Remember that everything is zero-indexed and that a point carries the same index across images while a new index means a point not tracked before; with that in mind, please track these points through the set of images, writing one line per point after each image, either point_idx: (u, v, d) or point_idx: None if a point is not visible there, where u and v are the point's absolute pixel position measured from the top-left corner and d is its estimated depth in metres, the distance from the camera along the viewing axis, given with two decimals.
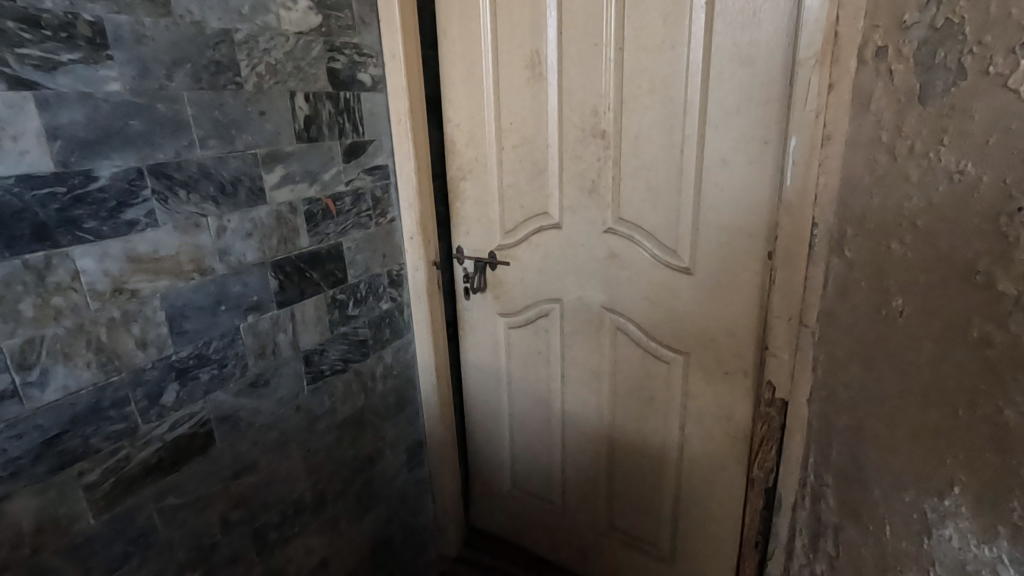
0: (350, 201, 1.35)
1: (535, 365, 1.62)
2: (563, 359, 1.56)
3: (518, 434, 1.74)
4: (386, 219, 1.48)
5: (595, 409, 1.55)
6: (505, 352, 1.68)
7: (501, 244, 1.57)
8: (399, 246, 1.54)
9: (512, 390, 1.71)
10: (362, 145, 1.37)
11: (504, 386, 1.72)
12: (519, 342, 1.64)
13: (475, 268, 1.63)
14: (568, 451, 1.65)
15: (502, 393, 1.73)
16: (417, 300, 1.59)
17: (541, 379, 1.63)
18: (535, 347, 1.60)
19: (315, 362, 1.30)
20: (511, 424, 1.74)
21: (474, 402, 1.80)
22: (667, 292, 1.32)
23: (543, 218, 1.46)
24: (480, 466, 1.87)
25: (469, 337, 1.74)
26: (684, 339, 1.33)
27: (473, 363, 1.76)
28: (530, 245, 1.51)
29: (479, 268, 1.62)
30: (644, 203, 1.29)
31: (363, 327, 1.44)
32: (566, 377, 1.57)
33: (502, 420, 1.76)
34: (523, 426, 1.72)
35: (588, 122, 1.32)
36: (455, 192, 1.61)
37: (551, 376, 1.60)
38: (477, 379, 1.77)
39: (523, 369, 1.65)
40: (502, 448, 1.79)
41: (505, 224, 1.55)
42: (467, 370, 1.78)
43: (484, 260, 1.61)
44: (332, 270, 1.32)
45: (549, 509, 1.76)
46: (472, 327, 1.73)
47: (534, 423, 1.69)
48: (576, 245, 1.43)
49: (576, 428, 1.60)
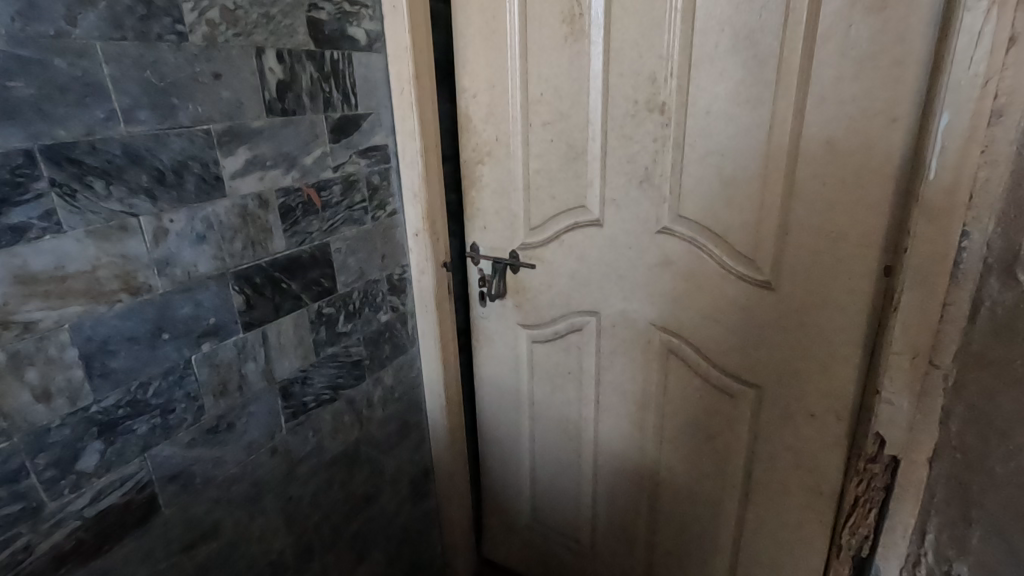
0: (340, 192, 1.08)
1: (561, 386, 1.37)
2: (598, 382, 1.30)
3: (541, 464, 1.48)
4: (386, 211, 1.21)
5: (635, 443, 1.29)
6: (528, 369, 1.42)
7: (524, 242, 1.30)
8: (402, 245, 1.27)
9: (533, 413, 1.45)
10: (355, 119, 1.09)
11: (525, 408, 1.46)
12: (544, 359, 1.37)
13: (492, 270, 1.36)
14: (598, 487, 1.40)
15: (523, 416, 1.47)
16: (423, 309, 1.33)
17: (570, 404, 1.37)
18: (563, 366, 1.34)
19: (296, 393, 1.04)
20: (532, 452, 1.49)
21: (489, 424, 1.54)
22: (740, 311, 1.04)
23: (580, 213, 1.19)
24: (494, 497, 1.62)
25: (484, 349, 1.48)
26: (759, 370, 1.06)
27: (488, 380, 1.50)
28: (561, 245, 1.24)
29: (498, 270, 1.35)
30: (713, 198, 1.01)
31: (356, 346, 1.18)
32: (600, 403, 1.31)
33: (522, 447, 1.50)
34: (547, 456, 1.46)
35: (643, 92, 1.03)
36: (470, 178, 1.33)
37: (583, 400, 1.34)
38: (493, 398, 1.51)
39: (549, 390, 1.39)
40: (520, 478, 1.54)
41: (530, 218, 1.27)
42: (482, 387, 1.53)
43: (504, 261, 1.34)
44: (317, 278, 1.05)
45: (575, 550, 1.51)
46: (488, 338, 1.46)
47: (559, 454, 1.44)
48: (620, 248, 1.15)
49: (611, 463, 1.35)
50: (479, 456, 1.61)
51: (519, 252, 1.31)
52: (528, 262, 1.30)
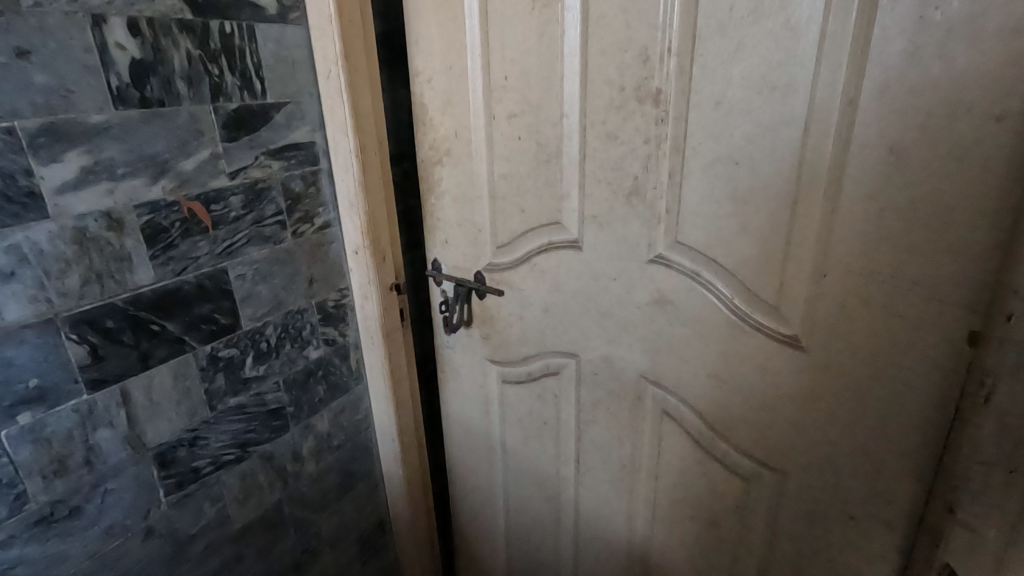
0: (241, 203, 0.85)
1: (535, 437, 1.12)
2: (578, 437, 1.05)
3: (515, 522, 1.25)
4: (314, 225, 0.98)
5: (622, 515, 1.04)
6: (499, 413, 1.18)
7: (490, 262, 1.05)
8: (338, 264, 1.04)
9: (505, 463, 1.21)
10: (264, 111, 0.86)
11: (497, 456, 1.22)
12: (516, 403, 1.13)
13: (455, 293, 1.12)
14: (580, 557, 1.16)
15: (495, 465, 1.23)
16: (368, 341, 1.10)
17: (547, 459, 1.12)
18: (538, 414, 1.10)
19: (182, 459, 0.83)
20: (505, 508, 1.25)
21: (458, 468, 1.31)
22: (756, 372, 0.78)
23: (554, 232, 0.93)
24: (466, 551, 1.40)
25: (450, 384, 1.24)
26: (781, 449, 0.79)
27: (455, 419, 1.27)
28: (532, 269, 0.98)
29: (461, 294, 1.11)
30: (723, 222, 0.74)
31: (273, 392, 0.96)
32: (579, 461, 1.07)
33: (494, 500, 1.26)
34: (522, 514, 1.23)
35: (632, 76, 0.76)
36: (427, 181, 1.08)
37: (561, 456, 1.10)
38: (461, 440, 1.28)
39: (522, 440, 1.15)
40: (493, 535, 1.31)
41: (497, 234, 1.02)
42: (449, 426, 1.29)
43: (468, 284, 1.09)
44: (208, 314, 0.83)
45: None
46: (455, 371, 1.22)
47: (534, 513, 1.20)
48: (603, 277, 0.89)
49: (595, 533, 1.10)
50: (449, 501, 1.39)
51: (485, 273, 1.06)
52: (496, 286, 1.05)
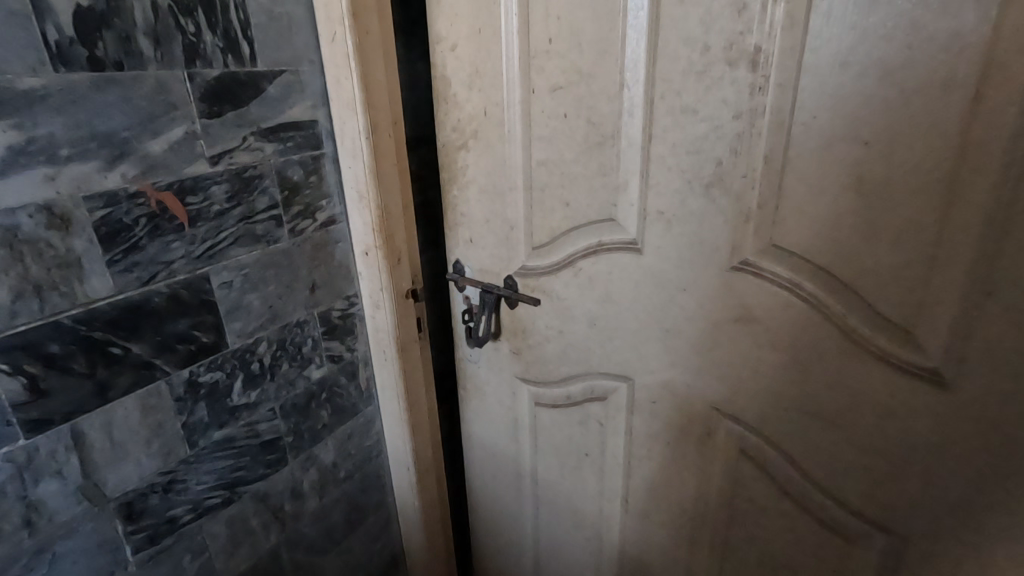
0: (226, 195, 0.69)
1: (574, 469, 0.96)
2: (627, 472, 0.89)
3: (547, 562, 1.09)
4: (316, 221, 0.82)
5: (680, 564, 0.88)
6: (530, 439, 1.02)
7: (525, 265, 0.88)
8: (345, 267, 0.88)
9: (536, 495, 1.05)
10: (253, 80, 0.69)
11: (526, 487, 1.06)
12: (551, 428, 0.97)
13: (481, 301, 0.95)
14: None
15: (524, 497, 1.07)
16: (380, 356, 0.94)
17: (588, 495, 0.96)
18: (579, 443, 0.94)
19: (154, 508, 0.68)
20: (535, 544, 1.10)
21: (480, 497, 1.16)
22: (873, 406, 0.62)
23: (606, 231, 0.76)
24: None
25: (472, 403, 1.08)
26: (901, 505, 0.63)
27: (479, 442, 1.11)
28: (577, 275, 0.82)
29: (488, 302, 0.94)
30: (840, 220, 0.57)
31: (267, 421, 0.80)
32: (627, 499, 0.91)
33: (522, 535, 1.11)
34: (555, 553, 1.07)
35: (720, 31, 0.59)
36: (450, 169, 0.92)
37: (606, 492, 0.94)
38: (485, 466, 1.12)
39: (558, 471, 0.99)
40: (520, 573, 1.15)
41: (533, 232, 0.85)
42: (471, 450, 1.14)
43: (497, 291, 0.93)
44: (185, 332, 0.68)
45: None
46: (478, 389, 1.06)
47: (570, 554, 1.04)
48: (669, 287, 0.73)
49: None
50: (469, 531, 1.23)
51: (517, 278, 0.90)
52: (530, 294, 0.89)
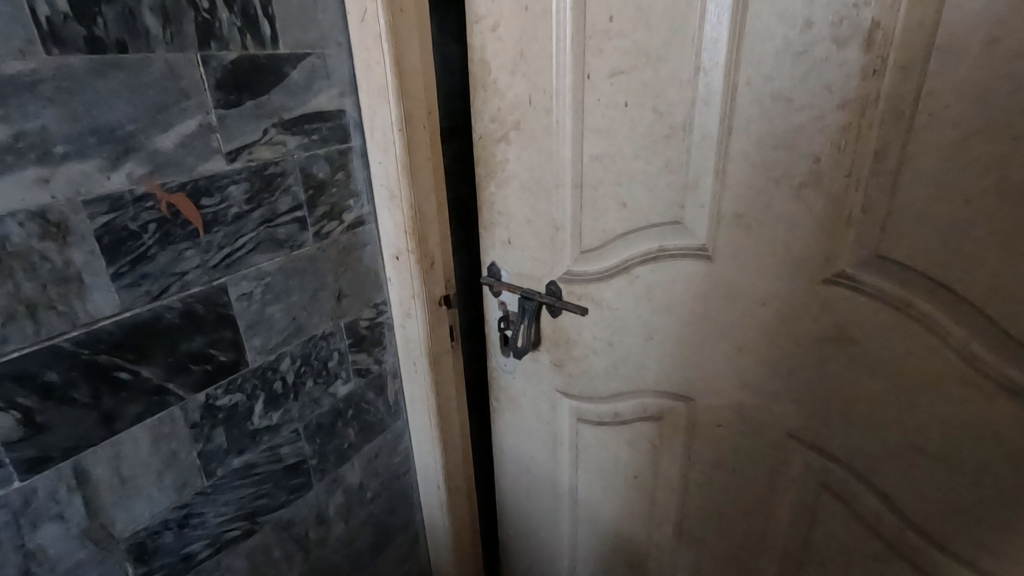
0: (245, 195, 0.61)
1: (620, 491, 0.89)
2: (681, 498, 0.81)
3: None
4: (343, 222, 0.74)
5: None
6: (570, 456, 0.94)
7: (570, 271, 0.80)
8: (373, 273, 0.80)
9: (575, 516, 0.98)
10: (275, 65, 0.61)
11: (564, 506, 0.99)
12: (595, 447, 0.89)
13: (519, 308, 0.87)
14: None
15: (561, 518, 1.00)
16: (410, 369, 0.87)
17: (636, 519, 0.89)
18: (627, 465, 0.86)
19: (168, 547, 0.61)
20: (572, 566, 1.02)
21: (512, 514, 1.08)
22: (968, 435, 0.54)
23: (670, 235, 0.68)
24: None
25: (506, 416, 1.00)
26: (1020, 562, 0.54)
27: (512, 457, 1.03)
28: (633, 284, 0.73)
29: (528, 310, 0.86)
30: (968, 229, 0.49)
31: (290, 443, 0.73)
32: (680, 526, 0.83)
33: (558, 556, 1.03)
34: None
35: (827, 4, 0.50)
36: (487, 164, 0.83)
37: (656, 518, 0.86)
38: (518, 483, 1.04)
39: (601, 492, 0.92)
40: None
41: (582, 234, 0.76)
42: (503, 464, 1.06)
43: (537, 298, 0.84)
44: (201, 351, 0.60)
45: None
46: (512, 401, 0.99)
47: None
48: (746, 301, 0.64)
49: None
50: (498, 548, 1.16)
51: (561, 285, 0.81)
52: (577, 302, 0.80)
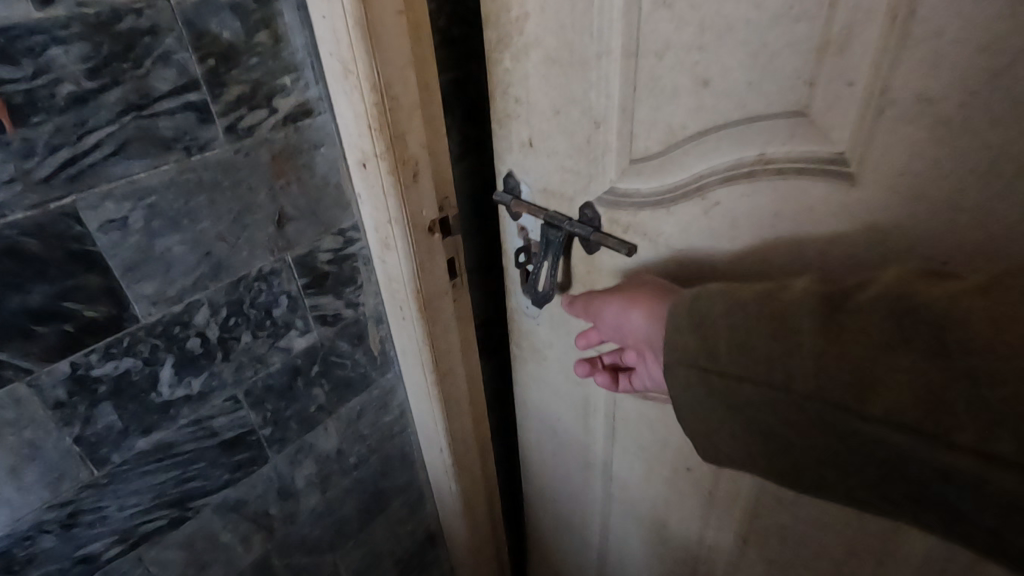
0: (85, 66, 0.39)
1: (664, 486, 0.67)
2: (749, 516, 0.59)
3: (617, 565, 0.85)
4: (277, 112, 0.50)
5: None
6: (607, 430, 0.72)
7: (614, 189, 0.50)
8: (335, 185, 0.57)
9: (608, 496, 0.79)
10: None
11: (596, 481, 0.79)
12: (639, 426, 0.66)
13: (541, 239, 0.59)
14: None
15: (592, 492, 0.81)
16: (396, 314, 0.66)
17: (684, 520, 0.68)
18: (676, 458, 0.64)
19: (50, 547, 0.48)
20: (603, 542, 0.85)
21: (535, 476, 0.91)
22: None
23: (782, 138, 0.38)
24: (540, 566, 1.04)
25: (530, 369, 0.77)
26: None
27: (536, 417, 0.83)
28: (711, 216, 0.45)
29: (553, 243, 0.58)
30: None
31: (227, 413, 0.56)
32: (744, 545, 0.62)
33: (588, 529, 0.86)
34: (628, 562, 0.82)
35: None
36: (491, 16, 0.51)
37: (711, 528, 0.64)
38: (542, 445, 0.85)
39: (643, 477, 0.70)
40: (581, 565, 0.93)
41: (635, 133, 0.47)
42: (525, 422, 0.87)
43: (569, 224, 0.55)
44: (50, 305, 0.41)
45: None
46: (536, 354, 0.75)
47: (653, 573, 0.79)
48: (903, 245, 0.36)
49: None
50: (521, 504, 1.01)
51: (600, 209, 0.52)
52: (622, 236, 0.52)
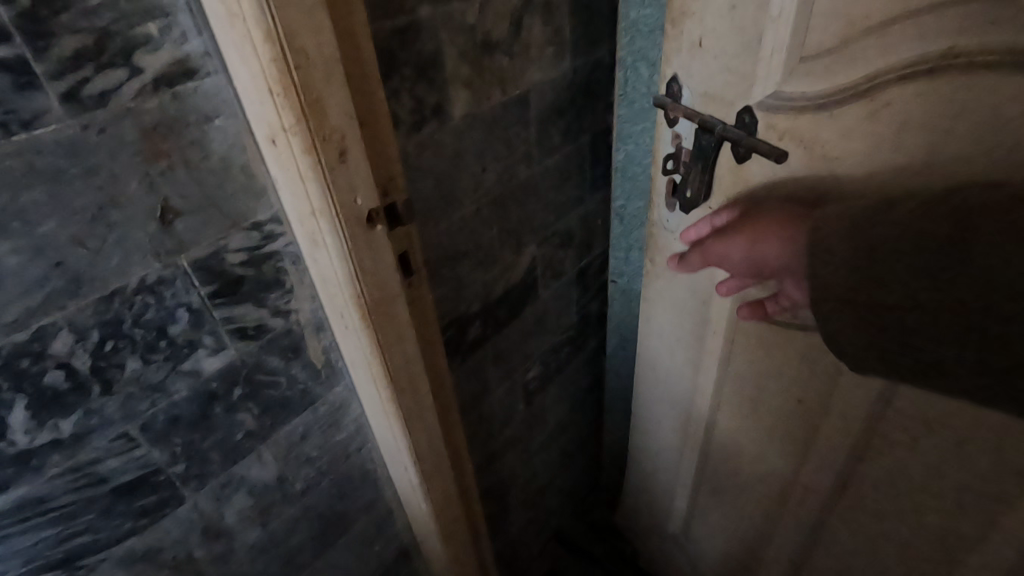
0: None
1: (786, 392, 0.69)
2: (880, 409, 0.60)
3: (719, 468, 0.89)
4: (143, 72, 0.37)
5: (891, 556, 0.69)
6: (731, 339, 0.73)
7: (780, 92, 0.53)
8: (242, 169, 0.45)
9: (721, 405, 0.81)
10: None
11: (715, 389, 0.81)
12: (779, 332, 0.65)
13: (695, 146, 0.63)
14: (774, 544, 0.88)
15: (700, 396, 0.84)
16: (339, 322, 0.55)
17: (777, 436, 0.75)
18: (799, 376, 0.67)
19: None
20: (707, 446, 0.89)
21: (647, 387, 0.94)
22: None
23: (980, 26, 0.40)
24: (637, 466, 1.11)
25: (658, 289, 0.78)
26: None
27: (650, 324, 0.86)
28: (875, 118, 0.48)
29: (706, 147, 0.62)
30: None
31: (119, 454, 0.45)
32: (852, 465, 0.67)
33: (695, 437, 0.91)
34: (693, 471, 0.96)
35: None
36: None
37: (809, 442, 0.71)
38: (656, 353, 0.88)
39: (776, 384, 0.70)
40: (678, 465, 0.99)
41: (808, 32, 0.49)
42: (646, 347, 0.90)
43: (726, 129, 0.59)
44: None
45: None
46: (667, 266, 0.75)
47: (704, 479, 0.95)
48: None
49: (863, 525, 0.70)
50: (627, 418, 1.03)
51: (760, 114, 0.56)
52: (775, 144, 0.56)
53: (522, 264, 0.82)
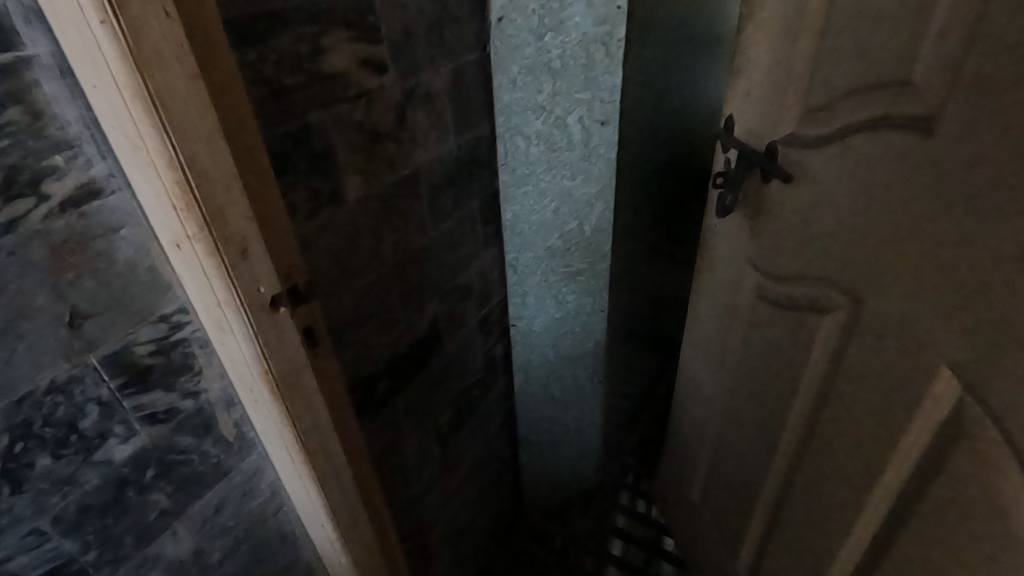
0: None
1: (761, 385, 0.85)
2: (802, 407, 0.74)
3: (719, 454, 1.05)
4: (50, 197, 0.42)
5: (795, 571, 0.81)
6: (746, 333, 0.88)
7: (796, 134, 0.68)
8: (148, 270, 0.49)
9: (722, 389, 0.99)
10: None
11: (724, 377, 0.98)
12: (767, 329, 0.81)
13: (738, 167, 0.81)
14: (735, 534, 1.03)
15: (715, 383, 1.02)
16: (249, 397, 0.59)
17: (747, 436, 0.91)
18: (763, 382, 0.84)
19: None
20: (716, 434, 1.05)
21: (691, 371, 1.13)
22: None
23: (895, 93, 0.53)
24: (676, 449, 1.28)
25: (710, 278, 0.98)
26: None
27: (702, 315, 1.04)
28: (843, 156, 0.60)
29: (745, 168, 0.80)
30: None
31: (30, 549, 0.47)
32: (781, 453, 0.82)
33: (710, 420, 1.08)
34: (705, 463, 1.13)
35: None
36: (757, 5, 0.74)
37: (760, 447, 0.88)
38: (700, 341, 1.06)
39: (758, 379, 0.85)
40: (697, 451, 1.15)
41: (819, 91, 0.64)
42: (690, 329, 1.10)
43: (753, 158, 0.77)
44: None
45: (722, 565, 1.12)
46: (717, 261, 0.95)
47: (711, 474, 1.11)
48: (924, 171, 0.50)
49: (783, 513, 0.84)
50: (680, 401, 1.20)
51: (783, 150, 0.71)
52: (788, 170, 0.71)
53: (426, 318, 0.90)
